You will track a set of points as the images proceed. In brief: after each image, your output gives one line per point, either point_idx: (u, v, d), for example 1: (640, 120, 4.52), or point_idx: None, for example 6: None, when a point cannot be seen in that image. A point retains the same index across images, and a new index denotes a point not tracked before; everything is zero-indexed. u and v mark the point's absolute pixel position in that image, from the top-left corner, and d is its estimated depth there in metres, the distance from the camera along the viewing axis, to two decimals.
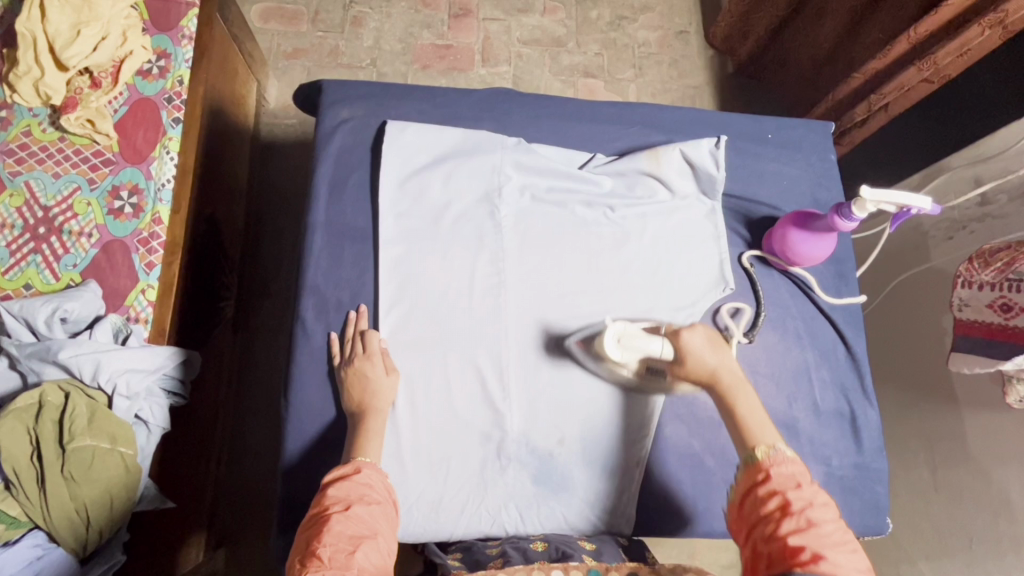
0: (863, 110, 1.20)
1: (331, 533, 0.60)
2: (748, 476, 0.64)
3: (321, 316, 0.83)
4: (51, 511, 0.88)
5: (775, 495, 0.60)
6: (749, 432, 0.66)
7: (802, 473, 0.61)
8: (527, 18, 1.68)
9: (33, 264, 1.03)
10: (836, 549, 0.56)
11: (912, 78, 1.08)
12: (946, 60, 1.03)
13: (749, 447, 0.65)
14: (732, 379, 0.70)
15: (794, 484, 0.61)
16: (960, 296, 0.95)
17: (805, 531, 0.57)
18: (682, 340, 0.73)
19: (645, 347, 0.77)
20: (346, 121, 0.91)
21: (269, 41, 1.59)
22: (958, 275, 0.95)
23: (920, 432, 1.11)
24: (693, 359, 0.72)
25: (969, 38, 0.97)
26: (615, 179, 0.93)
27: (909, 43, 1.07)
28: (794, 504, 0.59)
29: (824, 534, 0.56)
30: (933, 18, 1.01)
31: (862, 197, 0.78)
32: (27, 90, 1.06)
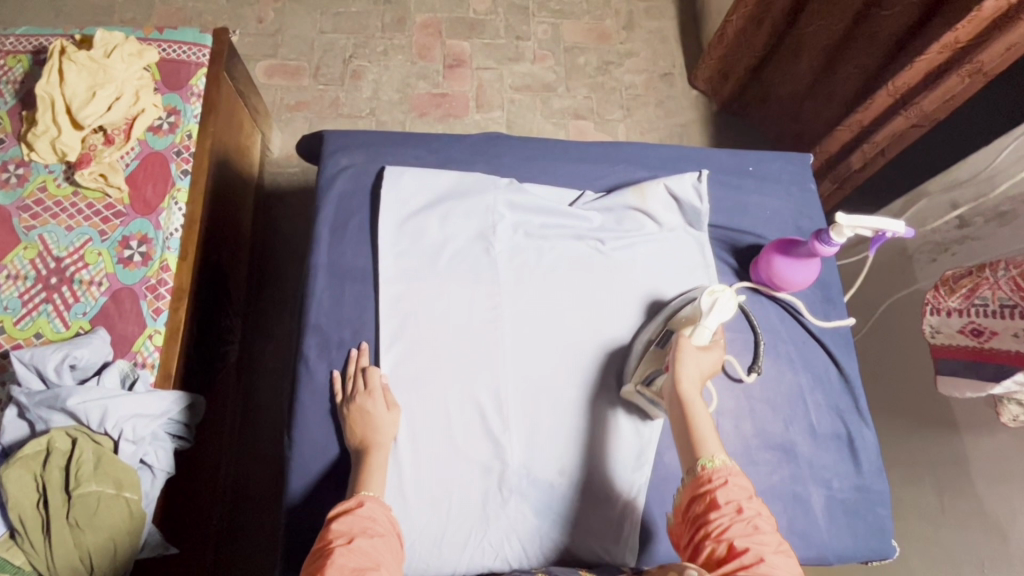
0: (859, 158, 1.25)
1: (334, 566, 0.60)
2: (694, 478, 0.69)
3: (324, 354, 0.86)
4: (57, 558, 0.89)
5: (724, 499, 0.65)
6: (699, 442, 0.70)
7: (750, 485, 0.67)
8: (518, 66, 1.77)
9: (44, 313, 1.06)
10: (775, 554, 0.61)
11: (902, 124, 1.14)
12: (932, 106, 1.08)
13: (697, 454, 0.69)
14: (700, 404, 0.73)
15: (746, 494, 0.66)
16: (931, 323, 0.96)
17: (749, 535, 0.62)
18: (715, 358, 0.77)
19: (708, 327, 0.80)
20: (346, 167, 0.95)
21: (273, 96, 1.67)
22: (926, 302, 0.97)
23: (922, 455, 1.11)
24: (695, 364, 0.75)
25: (950, 86, 1.03)
26: (604, 215, 0.97)
27: (891, 95, 1.13)
28: (741, 508, 0.64)
29: (764, 540, 0.62)
30: (909, 72, 1.07)
31: (839, 223, 0.81)
32: (44, 148, 1.13)
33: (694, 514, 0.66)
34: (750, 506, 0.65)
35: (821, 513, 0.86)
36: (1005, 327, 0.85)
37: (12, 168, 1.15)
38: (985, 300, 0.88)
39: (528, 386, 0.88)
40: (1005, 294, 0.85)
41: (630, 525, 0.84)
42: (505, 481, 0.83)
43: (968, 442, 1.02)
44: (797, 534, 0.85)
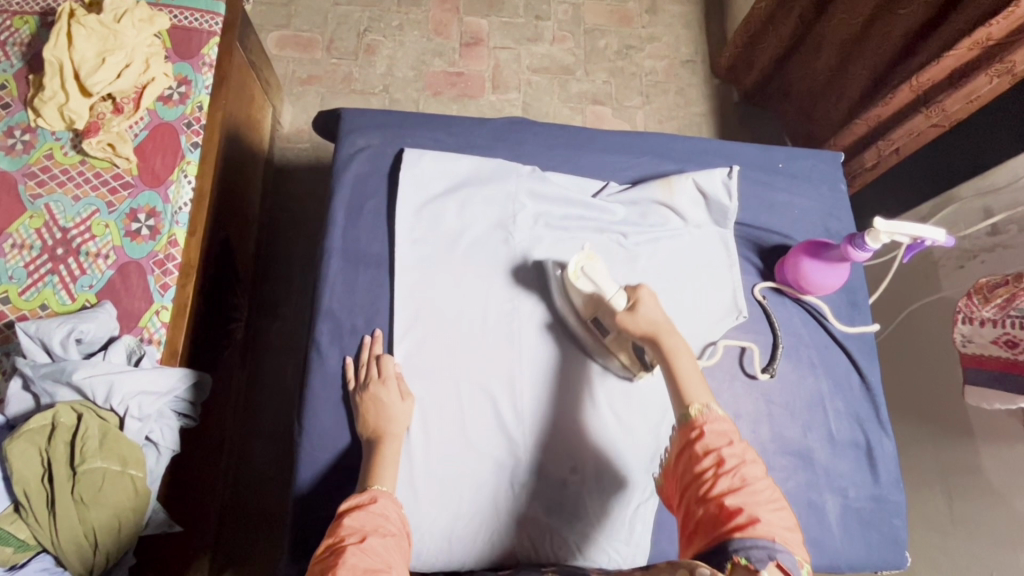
0: (873, 155, 1.22)
1: (346, 566, 0.58)
2: (681, 432, 0.67)
3: (336, 340, 0.84)
4: (60, 535, 0.88)
5: (709, 453, 0.63)
6: (686, 388, 0.69)
7: (732, 432, 0.65)
8: (537, 47, 1.72)
9: (50, 285, 1.04)
10: (767, 506, 0.59)
11: (922, 124, 1.10)
12: (955, 107, 1.04)
13: (684, 405, 0.67)
14: (671, 341, 0.72)
15: (725, 441, 0.64)
16: (963, 332, 0.95)
17: (739, 490, 0.60)
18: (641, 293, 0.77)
19: (602, 284, 0.80)
20: (363, 148, 0.92)
21: (284, 68, 1.63)
22: (959, 310, 0.95)
23: (935, 464, 1.10)
24: (644, 314, 0.75)
25: (976, 86, 1.00)
26: (628, 208, 0.94)
27: (913, 91, 1.09)
28: (728, 462, 0.62)
29: (756, 491, 0.60)
30: (936, 67, 1.04)
31: (877, 228, 0.78)
32: (51, 114, 1.09)
33: (681, 474, 0.65)
34: (733, 454, 0.63)
35: (836, 521, 0.85)
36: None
37: (18, 135, 1.11)
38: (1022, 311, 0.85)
39: (544, 386, 0.85)
40: None
41: (642, 526, 0.81)
42: (517, 479, 0.82)
43: (984, 454, 1.00)
44: (811, 542, 0.83)
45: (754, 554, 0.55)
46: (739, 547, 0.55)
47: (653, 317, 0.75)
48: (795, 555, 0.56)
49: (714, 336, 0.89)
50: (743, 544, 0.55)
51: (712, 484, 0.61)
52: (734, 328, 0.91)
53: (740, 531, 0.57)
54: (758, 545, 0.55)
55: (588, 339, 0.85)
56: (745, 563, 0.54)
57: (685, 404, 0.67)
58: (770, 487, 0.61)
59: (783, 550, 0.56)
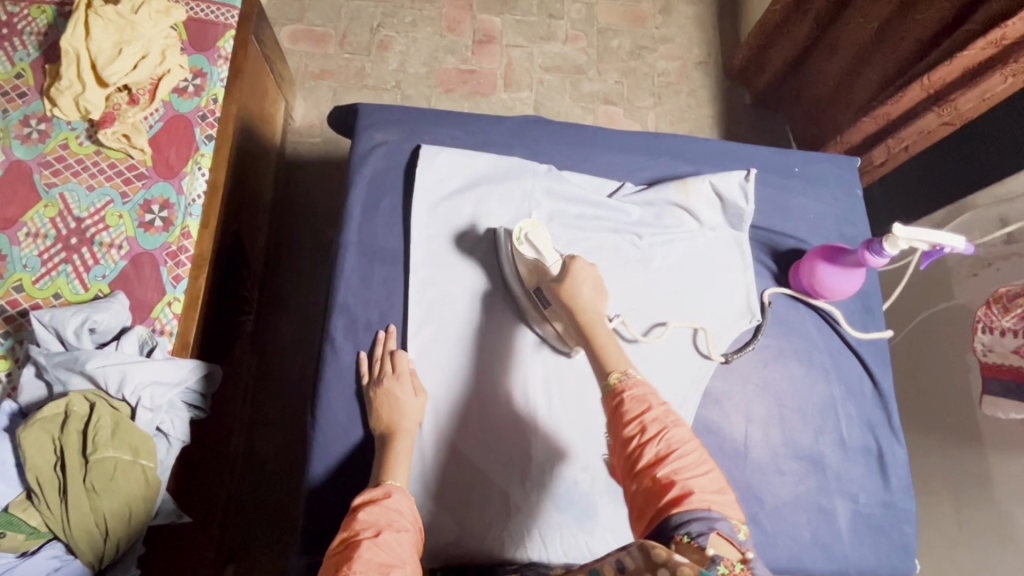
0: (881, 153, 1.22)
1: (361, 560, 0.58)
2: (607, 403, 0.68)
3: (350, 335, 0.84)
4: (71, 523, 0.88)
5: (634, 423, 0.64)
6: (608, 359, 0.70)
7: (652, 395, 0.66)
8: (550, 46, 1.72)
9: (63, 274, 1.05)
10: (694, 470, 0.60)
11: (933, 122, 1.10)
12: (968, 105, 1.05)
13: (606, 374, 0.68)
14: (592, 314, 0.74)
15: (646, 407, 0.64)
16: (983, 341, 0.94)
17: (665, 456, 0.61)
18: (574, 263, 0.76)
19: (542, 250, 0.81)
20: (379, 144, 0.92)
21: (297, 62, 1.63)
22: (979, 320, 0.95)
23: (944, 472, 1.10)
24: (572, 284, 0.76)
25: (991, 85, 1.00)
26: (643, 209, 0.94)
27: (924, 90, 1.09)
28: (651, 431, 0.62)
29: (680, 456, 0.61)
30: (947, 67, 1.03)
31: (894, 234, 0.78)
32: (67, 104, 1.09)
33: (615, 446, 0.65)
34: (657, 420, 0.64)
35: (845, 526, 0.85)
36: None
37: (34, 124, 1.12)
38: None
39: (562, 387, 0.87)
40: None
41: None
42: (529, 475, 0.83)
43: (994, 462, 1.00)
44: (820, 546, 0.83)
45: (693, 528, 0.55)
46: (675, 521, 0.56)
47: (579, 293, 0.75)
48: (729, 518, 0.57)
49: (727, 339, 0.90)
50: (680, 518, 0.56)
51: (641, 455, 0.62)
52: (748, 331, 0.91)
53: (678, 506, 0.57)
54: (697, 518, 0.55)
55: (526, 307, 0.86)
56: (684, 538, 0.54)
57: (607, 374, 0.68)
58: (696, 447, 0.62)
59: (718, 516, 0.56)
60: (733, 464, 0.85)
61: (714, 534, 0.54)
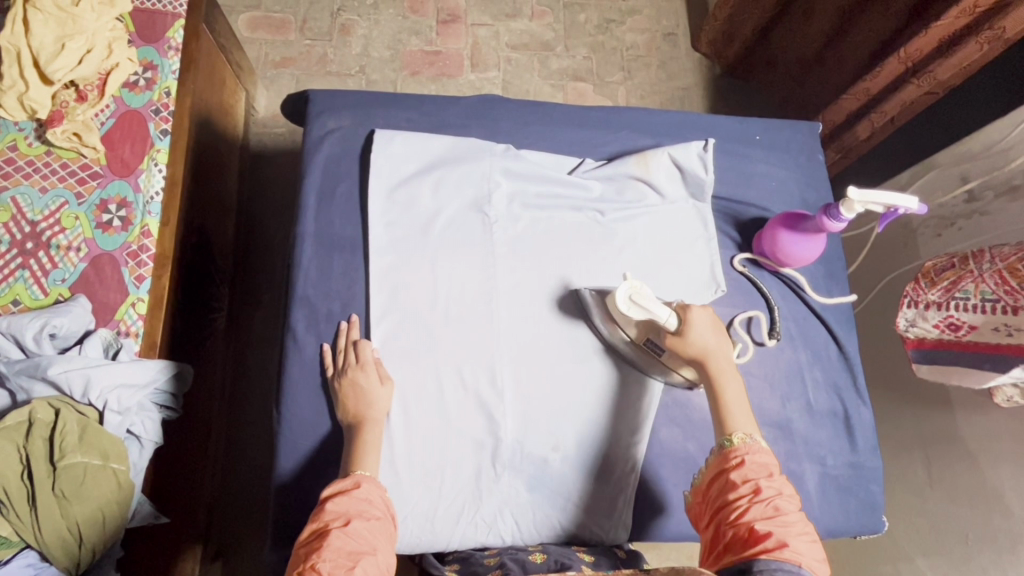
0: (866, 128, 1.23)
1: (330, 549, 0.59)
2: (718, 459, 0.68)
3: (312, 327, 0.83)
4: (43, 531, 0.87)
5: (747, 481, 0.64)
6: (729, 418, 0.70)
7: (773, 465, 0.66)
8: (515, 23, 1.69)
9: (21, 280, 1.02)
10: (797, 537, 0.60)
11: (914, 93, 1.11)
12: (947, 74, 1.05)
13: (727, 432, 0.69)
14: (720, 364, 0.74)
15: (765, 473, 0.65)
16: (905, 317, 0.97)
17: (771, 518, 0.61)
18: (692, 314, 0.76)
19: (654, 311, 0.76)
20: (333, 131, 0.90)
21: (257, 51, 1.58)
22: (904, 295, 0.97)
23: (913, 430, 1.12)
24: (694, 336, 0.75)
25: (968, 53, 1.01)
26: (604, 184, 0.93)
27: (902, 62, 1.09)
28: (764, 491, 0.63)
29: (788, 523, 0.60)
30: (922, 39, 1.03)
31: (850, 197, 0.78)
32: (12, 104, 1.05)
33: (714, 494, 0.66)
34: (771, 487, 0.63)
35: (814, 490, 0.86)
36: (985, 322, 0.86)
37: None
38: (967, 293, 0.88)
39: (527, 372, 0.85)
40: (987, 287, 0.86)
41: (624, 501, 0.84)
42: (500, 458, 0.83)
43: (961, 418, 1.02)
44: None
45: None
46: (766, 569, 0.56)
47: (703, 344, 0.75)
48: None
49: None
50: (769, 566, 0.56)
51: (745, 509, 0.62)
52: (713, 301, 0.91)
53: (767, 553, 0.58)
54: (784, 570, 0.56)
55: (639, 359, 0.85)
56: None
57: (726, 433, 0.69)
58: (803, 519, 0.62)
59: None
60: (699, 434, 0.88)
61: None
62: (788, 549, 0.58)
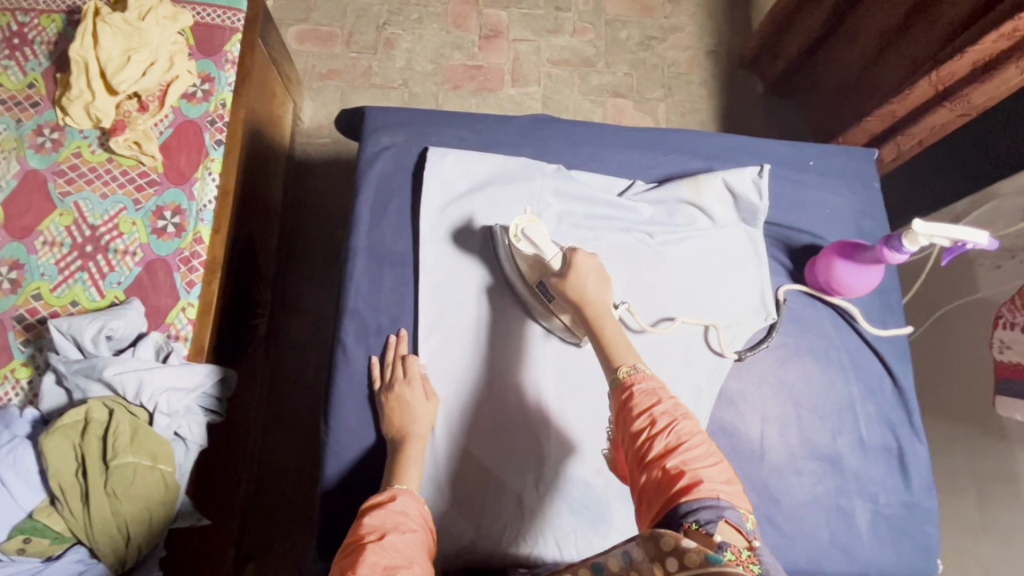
0: (892, 149, 1.23)
1: (366, 564, 0.58)
2: (614, 400, 0.67)
3: (361, 340, 0.84)
4: (93, 526, 0.90)
5: (642, 415, 0.64)
6: (614, 353, 0.70)
7: (660, 389, 0.66)
8: (557, 39, 1.70)
9: (80, 282, 1.06)
10: (704, 460, 0.60)
11: (946, 116, 1.10)
12: (980, 98, 1.04)
13: (613, 369, 0.69)
14: (599, 308, 0.75)
15: (656, 401, 0.65)
16: (1003, 339, 1.03)
17: (675, 449, 0.61)
18: (577, 256, 0.77)
19: (543, 247, 0.80)
20: (387, 147, 0.92)
21: (305, 62, 1.62)
22: (1004, 317, 1.03)
23: (967, 467, 1.08)
24: (575, 279, 0.76)
25: (1006, 78, 0.99)
26: (654, 206, 0.93)
27: (933, 85, 1.08)
28: (660, 422, 0.63)
29: (690, 447, 0.61)
30: (957, 62, 1.02)
31: (915, 230, 0.76)
32: (78, 112, 1.11)
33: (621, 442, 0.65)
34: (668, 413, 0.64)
35: (866, 528, 0.84)
36: None
37: (47, 133, 1.13)
38: None
39: (584, 392, 0.86)
40: None
41: None
42: (543, 478, 0.82)
43: (1020, 457, 0.98)
44: (839, 548, 0.82)
45: (702, 517, 0.55)
46: (687, 509, 0.56)
47: (582, 287, 0.76)
48: (738, 509, 0.57)
49: (742, 336, 0.88)
50: (691, 507, 0.56)
51: (650, 447, 0.62)
52: (764, 330, 0.89)
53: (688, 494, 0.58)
54: (706, 505, 0.56)
55: (531, 301, 0.85)
56: (692, 526, 0.55)
57: (615, 368, 0.69)
58: (704, 440, 0.62)
59: (728, 506, 0.57)
60: (749, 464, 0.83)
61: (725, 525, 0.55)
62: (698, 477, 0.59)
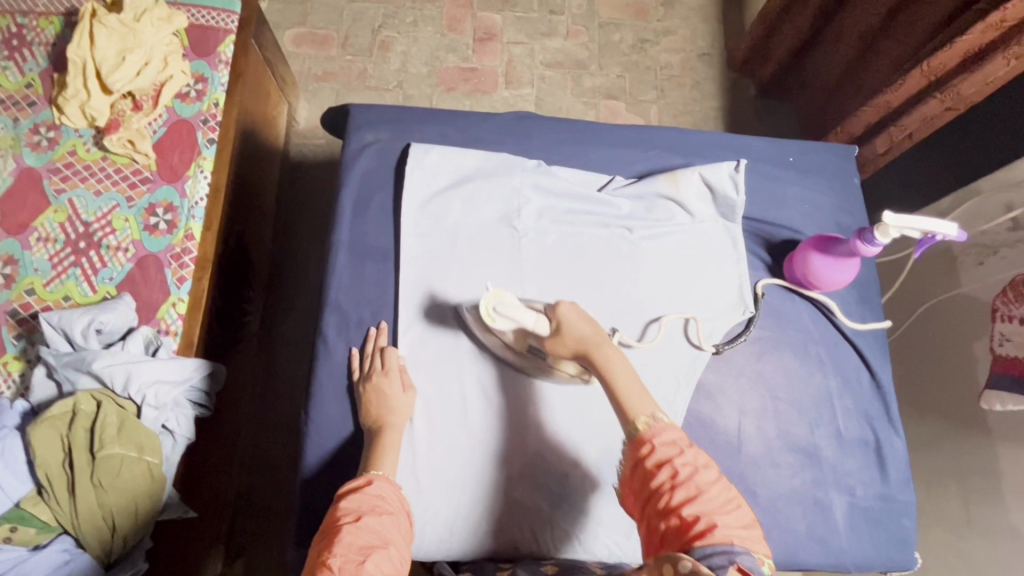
0: (884, 142, 1.19)
1: (342, 543, 0.60)
2: (631, 448, 0.67)
3: (343, 333, 0.85)
4: (79, 516, 0.91)
5: (662, 466, 0.63)
6: (628, 404, 0.69)
7: (682, 439, 0.65)
8: (551, 41, 1.72)
9: (72, 277, 1.07)
10: (723, 511, 0.59)
11: (935, 109, 1.07)
12: (969, 90, 1.02)
13: (629, 421, 0.68)
14: (605, 352, 0.73)
15: (677, 451, 0.64)
16: (1002, 332, 0.98)
17: (695, 500, 0.60)
18: (559, 310, 0.76)
19: (519, 318, 0.77)
20: (371, 143, 0.93)
21: (301, 65, 1.65)
22: (999, 310, 1.00)
23: (951, 464, 1.08)
24: (569, 329, 0.75)
25: (994, 69, 0.97)
26: (634, 202, 0.94)
27: (925, 76, 1.06)
28: (681, 473, 0.62)
29: (710, 498, 0.60)
30: (945, 52, 1.01)
31: (885, 222, 0.77)
32: (74, 112, 1.13)
33: (638, 489, 0.64)
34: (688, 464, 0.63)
35: (843, 521, 0.84)
36: None
37: (43, 132, 1.15)
38: None
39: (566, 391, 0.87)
40: None
41: None
42: (520, 469, 0.83)
43: (1002, 453, 0.98)
44: (815, 540, 0.82)
45: (716, 562, 0.55)
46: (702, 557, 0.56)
47: (580, 334, 0.75)
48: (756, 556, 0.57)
49: (720, 329, 0.88)
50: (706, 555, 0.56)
51: (669, 497, 0.61)
52: (742, 323, 0.90)
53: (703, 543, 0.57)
54: (721, 554, 0.56)
55: (523, 363, 0.85)
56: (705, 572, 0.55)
57: (630, 421, 0.67)
58: (722, 487, 0.61)
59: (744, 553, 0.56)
60: (726, 455, 0.84)
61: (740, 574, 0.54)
62: (718, 528, 0.58)
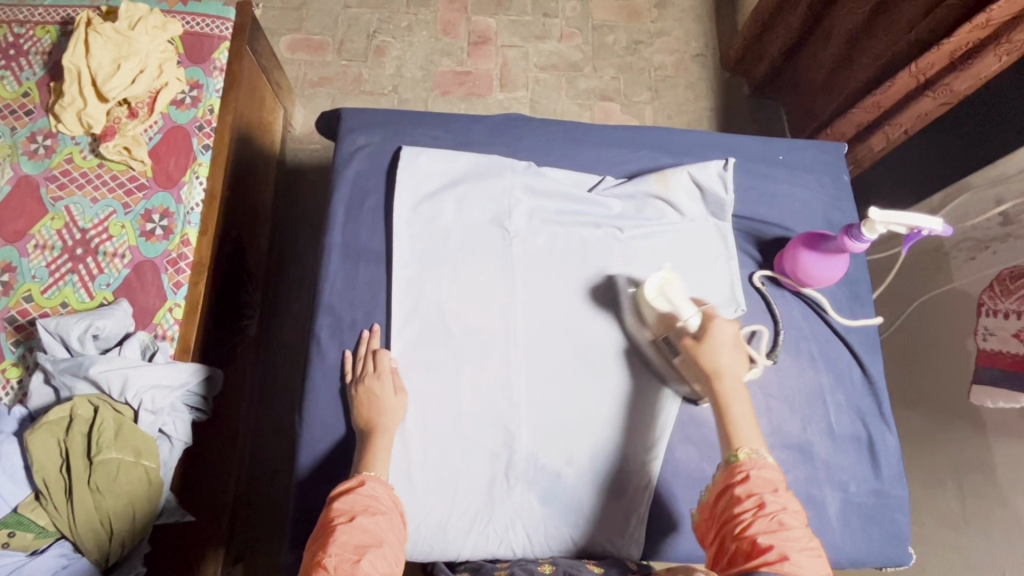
0: (881, 138, 1.19)
1: (336, 544, 0.61)
2: (725, 473, 0.70)
3: (336, 335, 0.86)
4: (77, 521, 0.92)
5: (752, 495, 0.66)
6: (736, 432, 0.72)
7: (780, 481, 0.68)
8: (545, 44, 1.73)
9: (70, 284, 1.08)
10: (802, 551, 0.62)
11: (929, 105, 1.08)
12: (962, 86, 1.02)
13: (733, 448, 0.71)
14: (732, 382, 0.75)
15: (772, 489, 0.67)
16: (986, 327, 0.97)
17: (774, 532, 0.63)
18: (715, 322, 0.77)
19: (682, 304, 0.82)
20: (363, 147, 0.94)
21: (296, 71, 1.66)
22: (984, 304, 0.99)
23: (947, 460, 1.08)
24: (710, 345, 0.76)
25: (985, 66, 0.98)
26: (624, 201, 0.94)
27: (915, 76, 1.06)
28: (768, 505, 0.65)
29: (792, 537, 0.63)
30: (936, 53, 1.01)
31: (872, 219, 0.77)
32: (71, 120, 1.14)
33: (721, 511, 0.68)
34: (776, 500, 0.66)
35: (836, 516, 0.84)
36: None
37: (40, 140, 1.16)
38: None
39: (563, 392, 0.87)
40: None
41: (637, 519, 0.83)
42: (512, 469, 0.83)
43: (997, 449, 0.98)
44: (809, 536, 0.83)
45: None
46: None
47: (716, 357, 0.76)
48: None
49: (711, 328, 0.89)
50: None
51: (749, 523, 0.64)
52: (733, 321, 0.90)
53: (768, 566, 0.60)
54: None
55: (659, 361, 0.86)
56: None
57: (733, 449, 0.71)
58: (808, 534, 0.63)
59: None
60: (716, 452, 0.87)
61: None
62: (790, 562, 0.61)
